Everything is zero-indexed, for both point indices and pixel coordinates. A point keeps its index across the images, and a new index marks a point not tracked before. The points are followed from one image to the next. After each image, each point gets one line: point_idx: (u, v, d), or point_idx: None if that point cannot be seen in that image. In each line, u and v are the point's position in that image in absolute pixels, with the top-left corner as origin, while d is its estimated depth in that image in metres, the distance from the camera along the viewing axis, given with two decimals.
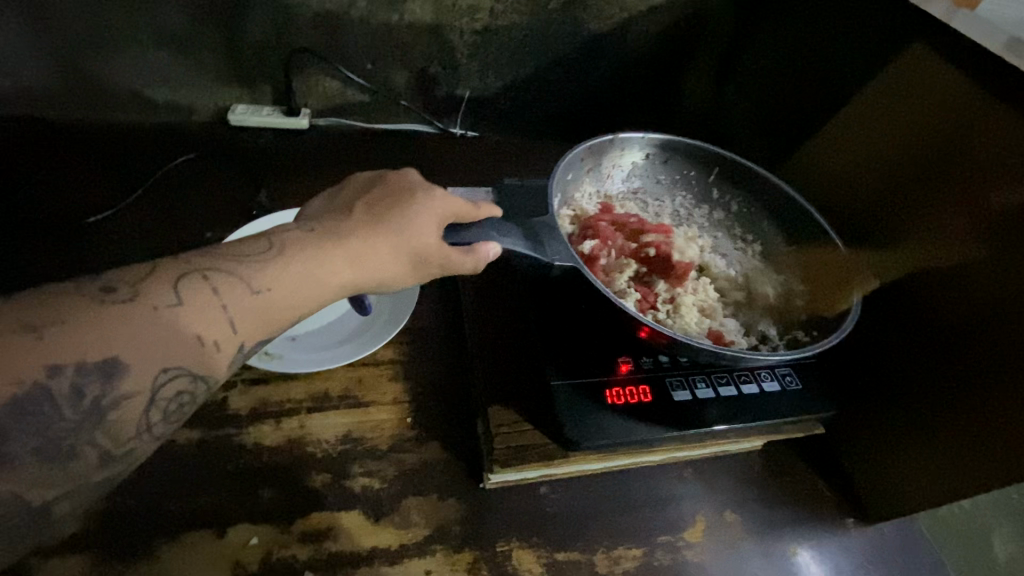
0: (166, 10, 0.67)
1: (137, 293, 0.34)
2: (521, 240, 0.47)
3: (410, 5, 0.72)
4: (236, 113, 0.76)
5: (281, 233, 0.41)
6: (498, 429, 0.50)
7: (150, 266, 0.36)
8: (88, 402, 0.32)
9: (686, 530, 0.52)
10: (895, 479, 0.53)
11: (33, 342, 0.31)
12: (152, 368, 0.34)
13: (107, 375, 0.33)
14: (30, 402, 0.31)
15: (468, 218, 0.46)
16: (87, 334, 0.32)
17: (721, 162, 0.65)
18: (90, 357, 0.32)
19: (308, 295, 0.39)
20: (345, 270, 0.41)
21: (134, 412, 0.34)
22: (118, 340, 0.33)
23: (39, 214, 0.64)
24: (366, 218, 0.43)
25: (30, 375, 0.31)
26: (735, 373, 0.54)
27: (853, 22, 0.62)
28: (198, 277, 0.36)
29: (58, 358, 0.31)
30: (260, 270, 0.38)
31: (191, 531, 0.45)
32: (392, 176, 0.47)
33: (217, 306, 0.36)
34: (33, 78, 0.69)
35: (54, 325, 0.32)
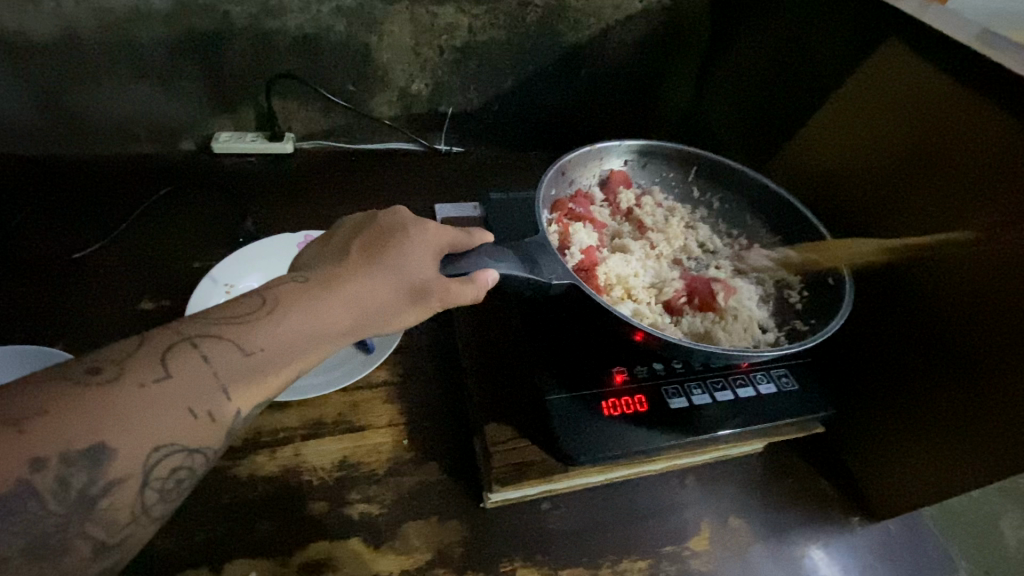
0: (145, 43, 0.67)
1: (123, 370, 0.32)
2: (515, 263, 0.47)
3: (389, 26, 0.72)
4: (220, 141, 0.75)
5: (272, 287, 0.39)
6: (495, 447, 0.50)
7: (138, 340, 0.34)
8: (74, 493, 0.30)
9: (691, 539, 0.51)
10: (897, 475, 0.53)
11: (12, 437, 0.28)
12: (144, 447, 0.31)
13: (94, 462, 0.30)
14: (16, 499, 0.29)
15: (463, 246, 0.46)
16: (66, 422, 0.29)
17: (699, 161, 0.66)
18: (74, 446, 0.29)
19: (305, 347, 0.37)
20: (346, 318, 0.39)
21: (126, 498, 0.32)
22: (103, 422, 0.30)
23: (24, 252, 0.63)
24: (362, 259, 0.43)
25: (12, 473, 0.28)
26: (731, 377, 0.53)
27: (826, 22, 0.62)
28: (188, 345, 0.34)
29: (38, 451, 0.29)
30: (254, 330, 0.36)
31: (187, 569, 0.44)
32: (384, 218, 0.46)
33: (209, 373, 0.34)
34: (14, 117, 0.69)
35: (35, 417, 0.29)
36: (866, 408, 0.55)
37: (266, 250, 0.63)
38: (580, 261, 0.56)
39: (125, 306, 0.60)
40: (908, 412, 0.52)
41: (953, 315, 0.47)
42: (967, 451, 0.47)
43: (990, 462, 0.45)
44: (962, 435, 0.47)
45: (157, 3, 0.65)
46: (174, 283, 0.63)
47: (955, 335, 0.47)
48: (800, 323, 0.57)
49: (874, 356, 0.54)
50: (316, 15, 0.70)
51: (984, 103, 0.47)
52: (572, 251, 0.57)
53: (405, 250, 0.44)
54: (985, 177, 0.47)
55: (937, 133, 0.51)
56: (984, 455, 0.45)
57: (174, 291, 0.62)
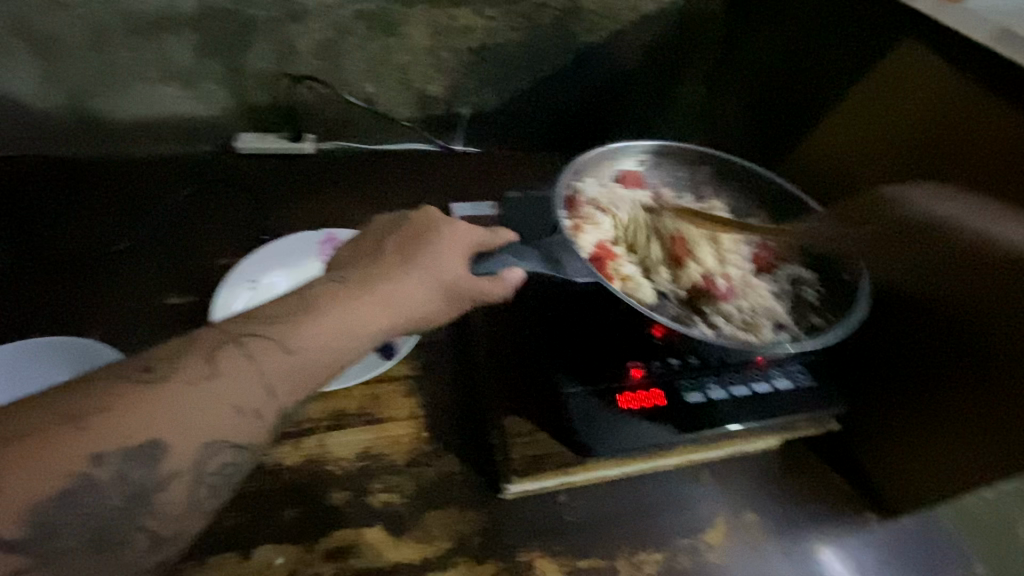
0: (173, 46, 0.69)
1: (174, 370, 0.33)
2: (540, 262, 0.48)
3: (409, 29, 0.74)
4: (242, 142, 0.77)
5: (314, 289, 0.40)
6: (515, 439, 0.52)
7: (188, 340, 0.36)
8: (131, 486, 0.32)
9: (706, 533, 0.52)
10: (910, 471, 0.54)
11: (74, 432, 0.30)
12: (194, 444, 0.33)
13: (149, 457, 0.32)
14: (77, 491, 0.30)
15: (490, 245, 0.47)
16: (123, 419, 0.31)
17: (711, 159, 0.67)
18: (130, 443, 0.31)
19: (344, 344, 0.38)
20: (379, 314, 0.40)
21: (177, 495, 0.33)
22: (157, 421, 0.32)
23: (56, 249, 0.65)
24: (394, 259, 0.44)
25: (76, 466, 0.30)
26: (747, 372, 0.54)
27: (842, 22, 0.63)
28: (232, 345, 0.36)
29: (97, 447, 0.31)
30: (294, 330, 0.37)
31: (218, 554, 0.45)
32: (418, 218, 0.48)
33: (256, 372, 0.35)
34: (47, 117, 0.72)
35: (94, 414, 0.31)
36: (879, 406, 0.56)
37: (291, 247, 0.65)
38: (595, 255, 0.57)
39: (155, 301, 0.62)
40: (914, 410, 0.53)
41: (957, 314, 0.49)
42: (977, 446, 0.48)
43: (1001, 456, 0.47)
44: (971, 431, 0.49)
45: (186, 7, 0.67)
46: (201, 280, 0.65)
47: (961, 335, 0.49)
48: (817, 317, 0.56)
49: (885, 352, 0.55)
50: (338, 19, 0.71)
51: (1000, 105, 0.48)
52: (589, 243, 0.58)
53: (437, 249, 0.45)
54: (996, 182, 0.48)
55: (953, 132, 0.52)
56: (994, 449, 0.47)
57: (201, 287, 0.64)
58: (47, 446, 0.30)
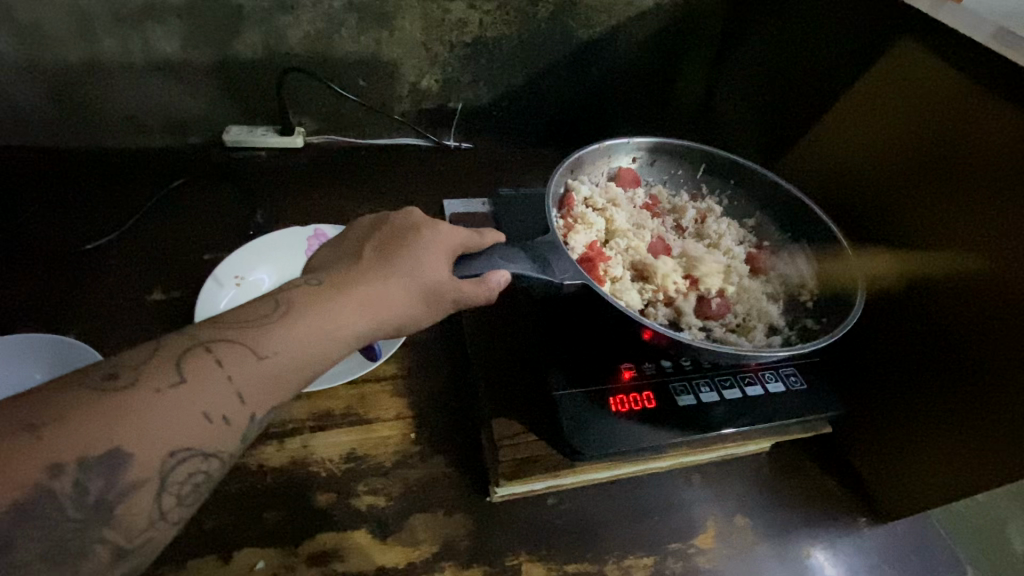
0: (158, 36, 0.68)
1: (138, 376, 0.32)
2: (529, 265, 0.47)
3: (400, 21, 0.73)
4: (231, 135, 0.76)
5: (287, 290, 0.39)
6: (502, 441, 0.50)
7: (154, 346, 0.34)
8: (93, 497, 0.30)
9: (697, 537, 0.51)
10: (904, 477, 0.53)
11: (30, 443, 0.29)
12: (160, 452, 0.32)
13: (110, 467, 0.30)
14: (35, 503, 0.29)
15: (475, 248, 0.47)
16: (84, 428, 0.30)
17: (710, 158, 0.66)
18: (90, 452, 0.30)
19: (320, 348, 0.37)
20: (358, 314, 0.39)
21: (144, 502, 0.32)
22: (118, 429, 0.31)
23: (36, 243, 0.64)
24: (375, 260, 0.43)
25: (30, 478, 0.29)
26: (740, 375, 0.53)
27: (840, 19, 0.62)
28: (202, 351, 0.34)
29: (56, 457, 0.29)
30: (265, 333, 0.36)
31: (197, 558, 0.44)
32: (398, 219, 0.47)
33: (224, 378, 0.34)
34: (28, 108, 0.70)
35: (52, 423, 0.30)
36: (873, 410, 0.55)
37: (277, 243, 0.64)
38: (584, 255, 0.56)
39: (138, 297, 0.60)
40: (911, 415, 0.52)
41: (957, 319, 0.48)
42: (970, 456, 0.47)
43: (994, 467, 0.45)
44: (965, 440, 0.47)
45: None
46: (185, 276, 0.63)
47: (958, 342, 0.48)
48: (811, 322, 0.57)
49: (880, 356, 0.54)
50: (328, 10, 0.70)
51: (997, 103, 0.46)
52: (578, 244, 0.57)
53: (420, 249, 0.44)
54: (993, 181, 0.47)
55: (950, 133, 0.50)
56: (986, 460, 0.46)
57: (184, 283, 0.62)
58: (3, 456, 0.28)
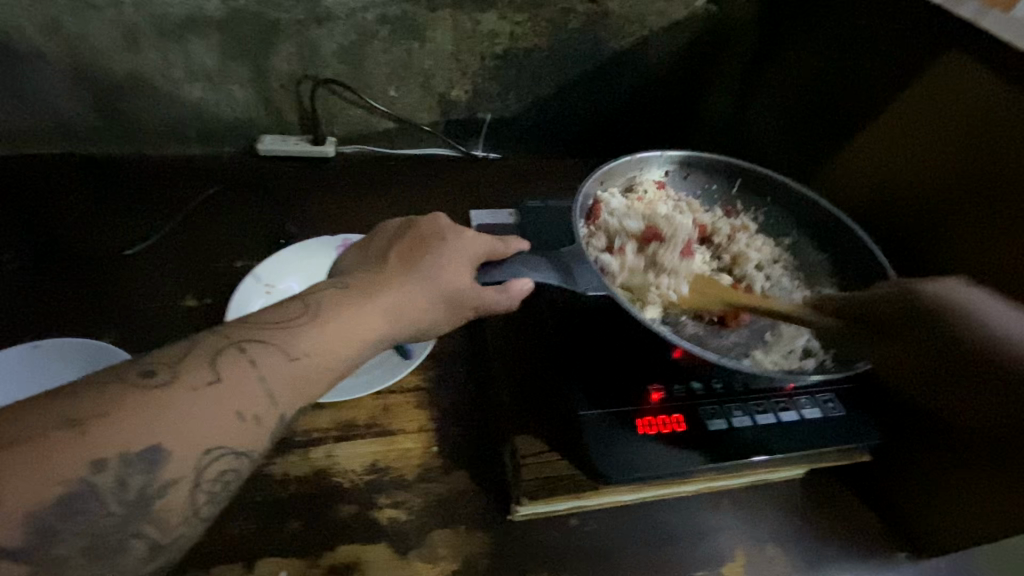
0: (198, 49, 0.70)
1: (176, 375, 0.33)
2: (552, 273, 0.46)
3: (431, 33, 0.73)
4: (265, 144, 0.77)
5: (314, 293, 0.39)
6: (526, 459, 0.49)
7: (187, 346, 0.35)
8: (132, 494, 0.31)
9: (726, 565, 0.49)
10: (949, 513, 0.50)
11: (74, 438, 0.29)
12: (195, 449, 0.32)
13: (149, 464, 0.31)
14: (77, 497, 0.29)
15: (498, 255, 0.46)
16: (124, 424, 0.30)
17: (744, 173, 0.64)
18: (131, 448, 0.30)
19: (347, 352, 0.38)
20: (383, 324, 0.40)
21: (178, 499, 0.32)
22: (157, 425, 0.31)
23: (78, 248, 0.66)
24: (399, 268, 0.43)
25: (73, 473, 0.29)
26: (773, 400, 0.51)
27: (883, 31, 0.60)
28: (234, 351, 0.35)
29: (99, 452, 0.30)
30: (298, 334, 0.36)
31: (221, 566, 0.44)
32: (425, 225, 0.47)
33: (256, 378, 0.34)
34: (74, 118, 0.73)
35: (96, 418, 0.30)
36: (917, 441, 0.52)
37: (306, 251, 0.64)
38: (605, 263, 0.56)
39: (171, 303, 0.62)
40: (955, 447, 0.49)
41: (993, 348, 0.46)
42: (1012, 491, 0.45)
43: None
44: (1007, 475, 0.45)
45: (210, 11, 0.67)
46: (217, 283, 0.64)
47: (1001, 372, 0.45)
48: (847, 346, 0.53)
49: None
50: (361, 23, 0.71)
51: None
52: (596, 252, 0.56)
53: (445, 261, 0.44)
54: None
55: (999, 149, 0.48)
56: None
57: (216, 290, 0.64)
58: (48, 450, 0.29)
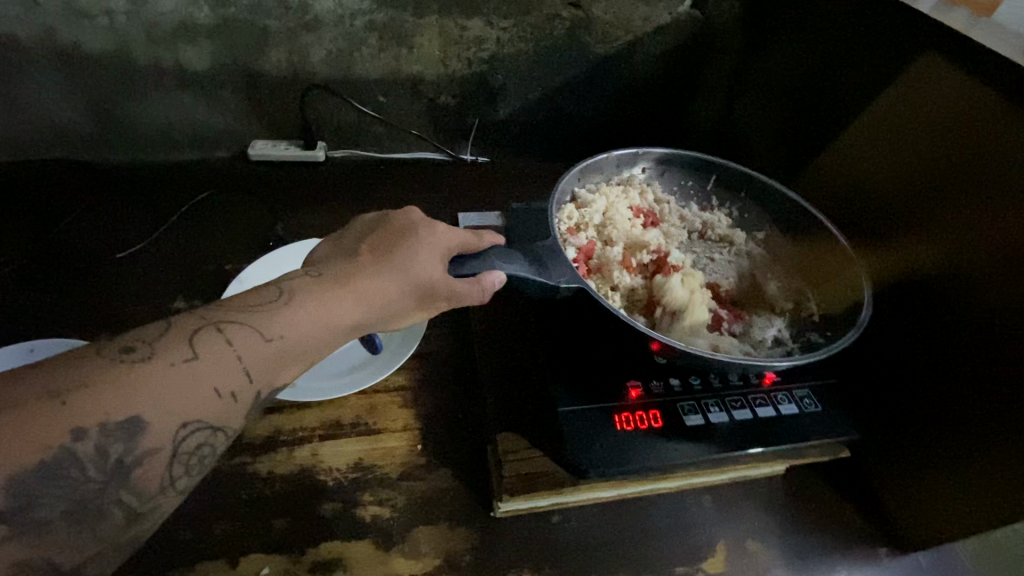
0: (190, 56, 0.71)
1: (153, 351, 0.34)
2: (525, 265, 0.47)
3: (419, 39, 0.74)
4: (256, 149, 0.79)
5: (286, 280, 0.40)
6: (505, 456, 0.50)
7: (166, 324, 0.35)
8: (112, 462, 0.32)
9: (706, 560, 0.50)
10: (925, 509, 0.50)
11: (55, 407, 0.30)
12: (173, 424, 0.33)
13: (129, 434, 0.32)
14: (59, 463, 0.30)
15: (473, 248, 0.47)
16: (104, 395, 0.31)
17: (719, 169, 0.65)
18: (111, 419, 0.31)
19: (322, 337, 0.39)
20: (357, 312, 0.40)
21: (157, 469, 0.33)
22: (137, 399, 0.32)
23: (70, 251, 0.67)
24: (372, 259, 0.44)
25: (56, 440, 0.30)
26: (750, 397, 0.52)
27: (859, 32, 0.61)
28: (213, 330, 0.36)
29: (79, 422, 0.31)
30: (274, 317, 0.37)
31: (206, 560, 0.45)
32: (397, 219, 0.47)
33: (234, 357, 0.35)
34: (69, 124, 0.74)
35: (76, 389, 0.31)
36: (895, 438, 0.53)
37: (293, 252, 0.65)
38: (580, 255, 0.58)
39: (161, 305, 0.63)
40: (930, 442, 0.50)
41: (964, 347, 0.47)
42: (984, 486, 0.45)
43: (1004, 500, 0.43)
44: (976, 471, 0.46)
45: (202, 19, 0.68)
46: (207, 284, 0.65)
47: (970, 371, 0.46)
48: (816, 335, 0.56)
49: (902, 380, 0.52)
50: (350, 29, 0.72)
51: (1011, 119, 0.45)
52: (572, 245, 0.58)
53: (416, 253, 0.44)
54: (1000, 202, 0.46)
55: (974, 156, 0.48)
56: (995, 489, 0.44)
57: (206, 292, 0.65)
58: (30, 419, 0.30)
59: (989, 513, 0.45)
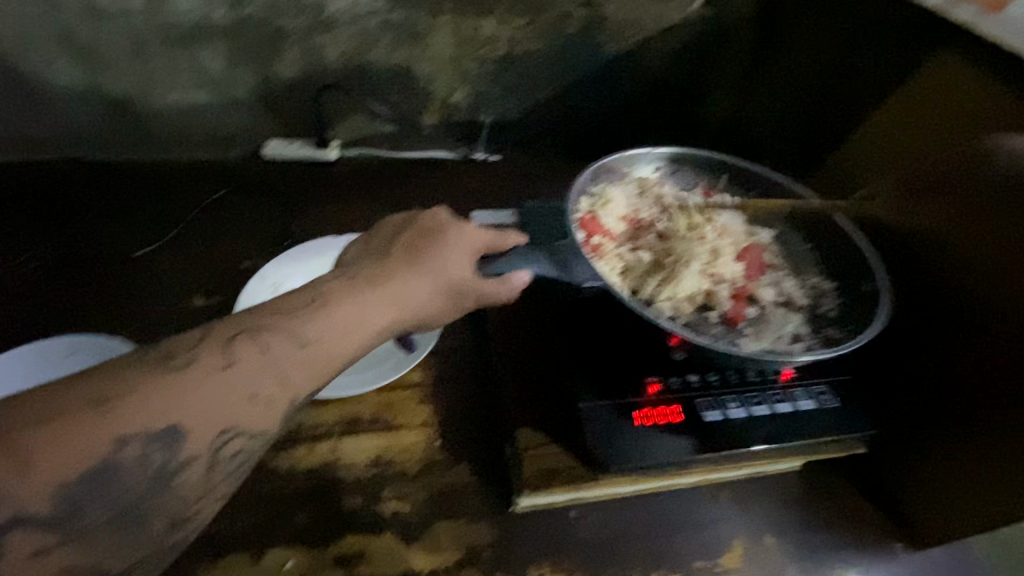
0: (206, 56, 0.71)
1: (193, 359, 0.34)
2: (548, 263, 0.50)
3: (433, 38, 0.75)
4: (270, 147, 0.79)
5: (320, 283, 0.41)
6: (526, 451, 0.50)
7: (201, 332, 0.36)
8: (153, 470, 0.32)
9: (724, 555, 0.50)
10: (937, 505, 0.51)
11: (97, 418, 0.31)
12: (212, 431, 0.34)
13: (169, 443, 0.32)
14: (102, 473, 0.31)
15: (497, 248, 0.48)
16: (148, 404, 0.32)
17: (730, 168, 0.66)
18: (152, 429, 0.32)
19: (352, 340, 0.39)
20: (388, 311, 0.41)
21: (192, 476, 0.34)
22: (178, 408, 0.33)
23: (88, 250, 0.68)
24: (403, 258, 0.44)
25: (99, 450, 0.30)
26: (769, 392, 0.52)
27: (873, 30, 0.61)
28: (248, 336, 0.36)
29: (122, 431, 0.31)
30: (308, 321, 0.38)
31: (231, 555, 0.46)
32: (425, 219, 0.48)
33: (270, 363, 0.36)
34: (84, 123, 0.74)
35: (116, 400, 0.31)
36: (911, 434, 0.53)
37: (310, 251, 0.66)
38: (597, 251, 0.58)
39: (181, 303, 0.63)
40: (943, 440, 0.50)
41: (976, 344, 0.47)
42: (999, 483, 0.46)
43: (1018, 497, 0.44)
44: (989, 468, 0.47)
45: (218, 19, 0.69)
46: (224, 282, 0.66)
47: (982, 369, 0.47)
48: (835, 330, 0.56)
49: (918, 378, 0.52)
50: (364, 29, 0.73)
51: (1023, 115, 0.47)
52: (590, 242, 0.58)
53: (445, 255, 0.45)
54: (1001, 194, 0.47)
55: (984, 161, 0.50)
56: (1010, 486, 0.45)
57: (224, 289, 0.65)
58: (74, 430, 0.30)
59: (1004, 508, 0.46)
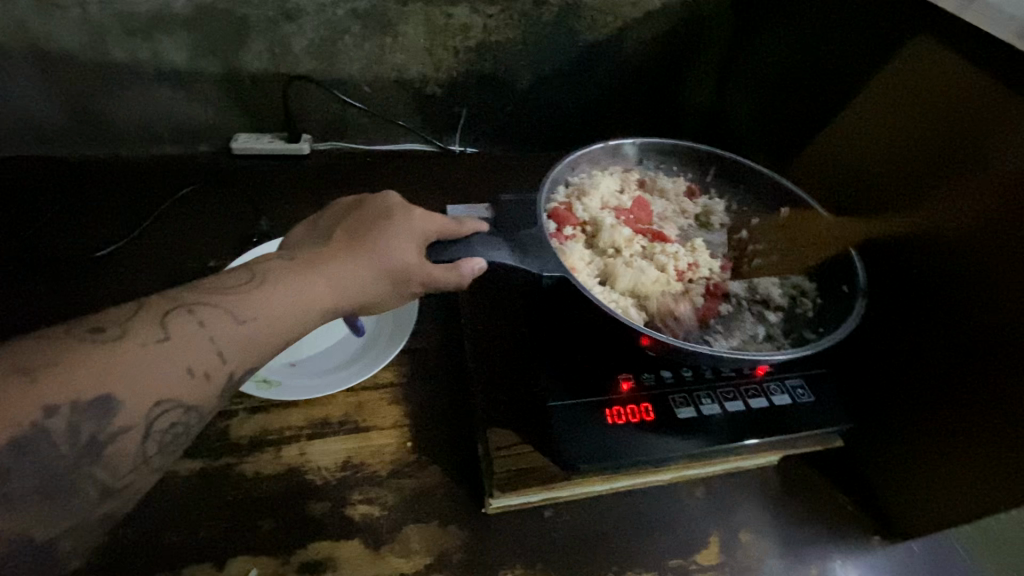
0: (168, 48, 0.69)
1: (125, 330, 0.34)
2: (507, 252, 0.47)
3: (404, 27, 0.73)
4: (238, 143, 0.77)
5: (262, 263, 0.40)
6: (497, 452, 0.49)
7: (135, 305, 0.35)
8: (85, 440, 0.31)
9: (700, 553, 0.50)
10: (914, 498, 0.51)
11: (26, 385, 0.30)
12: (148, 402, 0.33)
13: (102, 412, 0.32)
14: None
15: (451, 234, 0.46)
16: (74, 373, 0.31)
17: (718, 162, 0.65)
18: (82, 396, 0.31)
19: (292, 317, 0.39)
20: (325, 295, 0.40)
21: None
22: (110, 377, 0.32)
23: (48, 250, 0.65)
24: (344, 244, 0.43)
25: (27, 417, 0.30)
26: (743, 387, 0.51)
27: (852, 14, 0.60)
28: (185, 311, 0.36)
29: (50, 399, 0.30)
30: (246, 299, 0.37)
31: (192, 565, 0.44)
32: (375, 203, 0.47)
33: (208, 338, 0.36)
34: (44, 119, 0.72)
35: (47, 367, 0.31)
36: (889, 427, 0.53)
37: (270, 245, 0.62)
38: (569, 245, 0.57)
39: None
40: (919, 433, 0.50)
41: (952, 336, 0.47)
42: (973, 475, 0.45)
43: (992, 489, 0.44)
44: (964, 462, 0.46)
45: (179, 9, 0.66)
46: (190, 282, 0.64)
47: (959, 361, 0.46)
48: (808, 331, 0.55)
49: (897, 371, 0.51)
50: (332, 18, 0.70)
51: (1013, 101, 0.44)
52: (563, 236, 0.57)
53: (391, 236, 0.44)
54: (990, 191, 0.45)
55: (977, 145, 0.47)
56: (985, 479, 0.44)
57: None
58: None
59: (979, 501, 0.45)
